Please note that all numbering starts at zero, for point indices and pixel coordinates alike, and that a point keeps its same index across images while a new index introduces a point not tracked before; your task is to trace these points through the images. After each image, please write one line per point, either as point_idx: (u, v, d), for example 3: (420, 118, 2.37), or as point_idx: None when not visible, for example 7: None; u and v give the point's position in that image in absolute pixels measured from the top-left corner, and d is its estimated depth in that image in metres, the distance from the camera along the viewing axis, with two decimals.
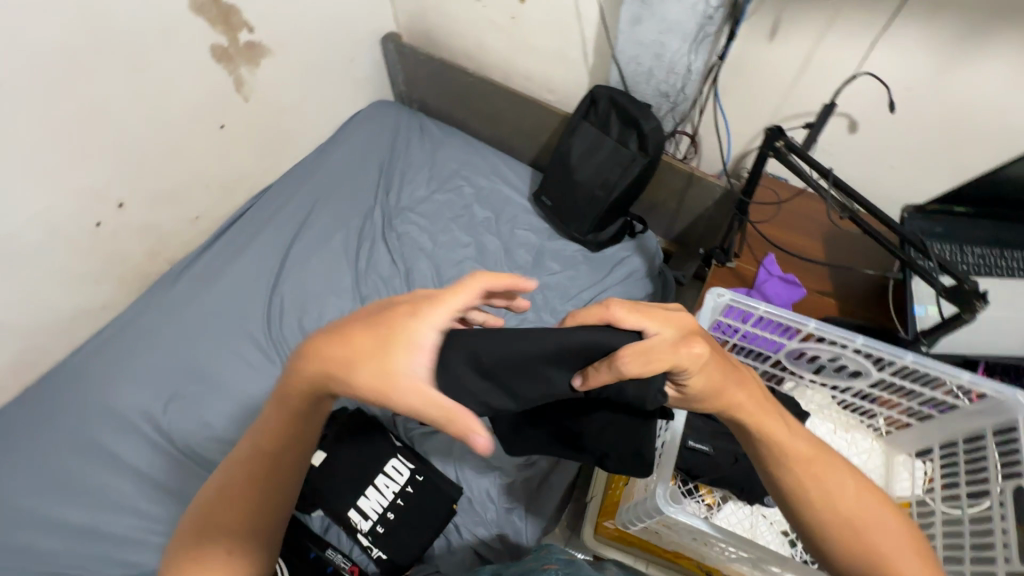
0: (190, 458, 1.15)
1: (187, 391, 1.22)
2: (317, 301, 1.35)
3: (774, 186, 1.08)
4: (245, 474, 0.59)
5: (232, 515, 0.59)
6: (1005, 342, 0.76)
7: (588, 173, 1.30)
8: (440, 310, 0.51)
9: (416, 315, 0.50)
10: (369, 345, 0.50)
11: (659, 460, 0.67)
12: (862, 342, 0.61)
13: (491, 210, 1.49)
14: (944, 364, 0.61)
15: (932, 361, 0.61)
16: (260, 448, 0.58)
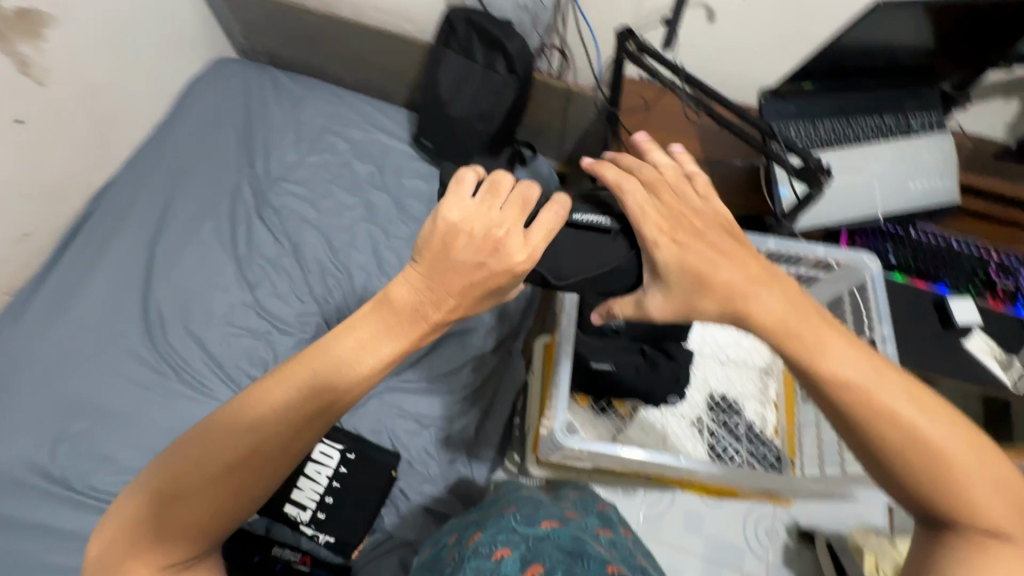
0: (95, 498, 1.04)
1: (74, 428, 1.09)
2: (200, 299, 1.22)
3: (641, 90, 1.07)
4: (244, 425, 0.48)
5: (229, 477, 0.48)
6: (858, 207, 0.83)
7: (462, 106, 1.22)
8: (476, 270, 0.51)
9: (469, 273, 0.52)
10: (453, 298, 0.51)
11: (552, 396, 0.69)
12: (727, 237, 0.67)
13: (373, 163, 1.38)
14: (801, 244, 0.67)
15: (790, 242, 0.67)
16: (280, 401, 0.49)
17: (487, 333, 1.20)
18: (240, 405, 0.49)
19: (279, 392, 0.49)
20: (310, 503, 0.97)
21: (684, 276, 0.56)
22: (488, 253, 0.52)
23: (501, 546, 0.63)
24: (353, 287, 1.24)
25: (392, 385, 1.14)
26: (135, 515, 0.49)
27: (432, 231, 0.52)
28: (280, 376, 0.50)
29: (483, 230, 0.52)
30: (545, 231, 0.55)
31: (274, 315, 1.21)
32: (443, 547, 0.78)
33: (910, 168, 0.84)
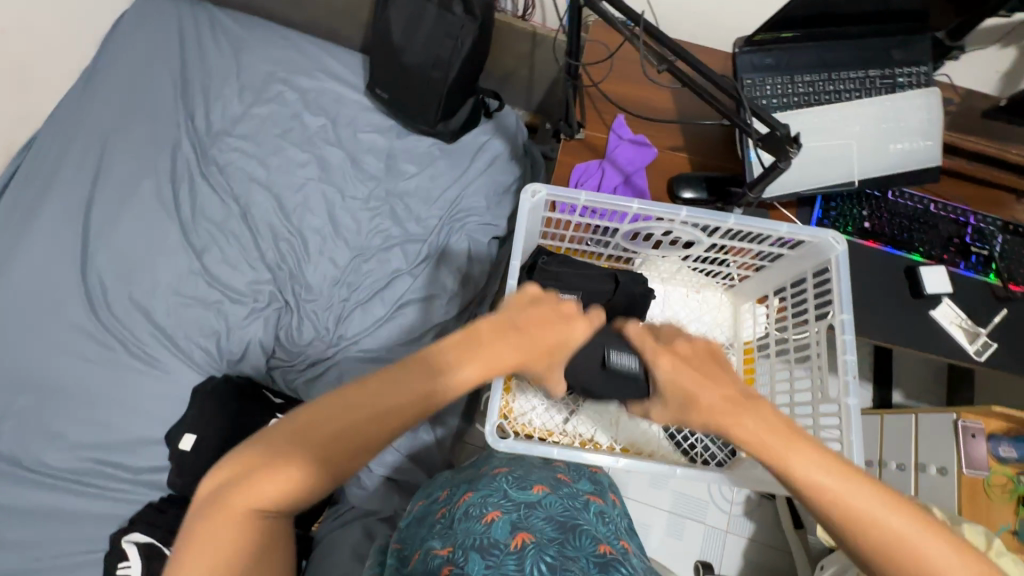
0: (46, 475, 1.01)
1: (17, 405, 1.05)
2: (143, 267, 1.15)
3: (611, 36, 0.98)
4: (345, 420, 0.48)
5: (347, 453, 0.47)
6: (833, 172, 0.78)
7: (416, 51, 1.10)
8: (558, 324, 0.60)
9: (548, 330, 0.59)
10: (530, 350, 0.57)
11: None
12: (686, 213, 0.66)
13: (325, 115, 1.27)
14: (763, 220, 0.66)
15: (750, 220, 0.67)
16: (397, 406, 0.49)
17: (449, 300, 1.15)
18: (361, 394, 0.49)
19: (397, 394, 0.49)
20: None
21: (678, 392, 0.59)
22: (564, 320, 0.61)
23: (492, 509, 0.64)
24: (307, 252, 1.17)
25: (352, 355, 1.10)
26: (212, 513, 0.44)
27: (523, 297, 0.61)
28: (396, 379, 0.50)
29: (555, 316, 0.61)
30: (592, 319, 0.65)
31: (225, 283, 1.15)
32: (432, 502, 0.75)
33: (892, 127, 0.78)
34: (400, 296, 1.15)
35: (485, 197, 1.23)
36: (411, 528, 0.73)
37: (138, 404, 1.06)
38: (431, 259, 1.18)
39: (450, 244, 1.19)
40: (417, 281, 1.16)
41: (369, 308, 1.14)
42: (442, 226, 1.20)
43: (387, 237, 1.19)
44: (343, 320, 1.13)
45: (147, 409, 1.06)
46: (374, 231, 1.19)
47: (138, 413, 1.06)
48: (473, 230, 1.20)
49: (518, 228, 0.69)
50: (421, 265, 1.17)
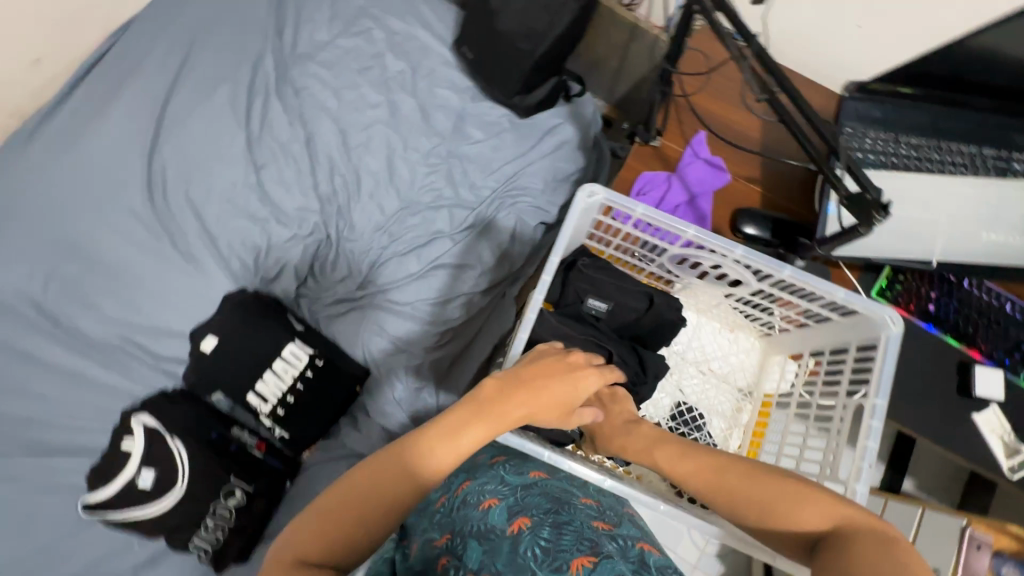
0: (78, 341, 1.08)
1: (65, 269, 1.11)
2: (203, 169, 1.18)
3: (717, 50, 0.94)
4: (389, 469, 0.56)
5: (385, 497, 0.54)
6: (909, 242, 0.71)
7: (511, 18, 1.08)
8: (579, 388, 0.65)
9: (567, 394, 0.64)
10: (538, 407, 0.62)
11: None
12: (742, 253, 0.65)
13: (407, 61, 1.26)
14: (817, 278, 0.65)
15: (805, 274, 0.65)
16: (444, 461, 0.56)
17: (482, 273, 1.15)
18: (396, 452, 0.57)
19: (434, 455, 0.56)
20: (272, 399, 0.99)
21: (591, 418, 0.73)
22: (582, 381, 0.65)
23: (490, 497, 0.69)
24: (358, 192, 1.18)
25: (376, 302, 1.11)
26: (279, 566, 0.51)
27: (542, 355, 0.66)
28: (429, 434, 0.57)
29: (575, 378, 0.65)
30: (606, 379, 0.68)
31: (275, 203, 1.17)
32: None
33: (988, 214, 0.72)
34: (436, 257, 1.15)
35: (542, 181, 1.21)
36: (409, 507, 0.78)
37: (172, 297, 1.11)
38: (475, 229, 1.17)
39: (497, 218, 1.18)
40: (456, 246, 1.16)
41: (403, 262, 1.14)
42: (494, 199, 1.19)
43: (437, 196, 1.19)
44: (376, 267, 1.14)
45: (179, 304, 1.11)
46: (427, 188, 1.19)
47: (169, 305, 1.10)
48: (523, 210, 1.19)
49: (567, 223, 0.69)
50: (464, 231, 1.17)
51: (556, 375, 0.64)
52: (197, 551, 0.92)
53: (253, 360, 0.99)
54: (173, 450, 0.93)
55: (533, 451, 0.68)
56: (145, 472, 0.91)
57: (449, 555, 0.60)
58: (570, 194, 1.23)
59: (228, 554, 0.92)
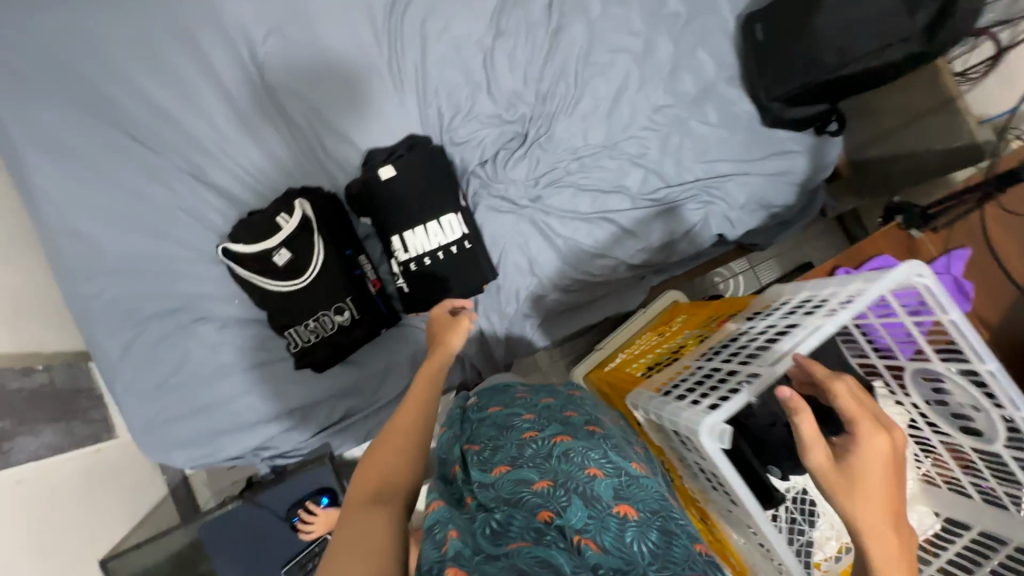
0: (266, 102, 1.10)
1: (284, 30, 1.10)
2: (448, 6, 1.13)
3: None
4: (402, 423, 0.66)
5: (385, 469, 0.60)
6: None
7: (834, 21, 0.94)
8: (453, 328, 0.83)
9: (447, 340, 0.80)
10: (442, 353, 0.79)
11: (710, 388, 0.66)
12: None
13: (688, 6, 1.16)
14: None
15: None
16: (425, 388, 0.71)
17: (641, 250, 1.11)
18: (396, 427, 0.66)
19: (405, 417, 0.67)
20: (411, 253, 0.99)
21: (852, 446, 0.51)
22: (459, 332, 0.82)
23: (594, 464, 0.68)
24: (573, 109, 1.13)
25: (535, 220, 1.10)
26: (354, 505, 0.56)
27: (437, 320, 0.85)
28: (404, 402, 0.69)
29: (454, 328, 0.83)
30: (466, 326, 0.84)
31: (494, 75, 1.13)
32: (512, 413, 0.83)
33: None
34: (609, 210, 1.11)
35: (745, 197, 1.13)
36: (500, 431, 0.79)
37: (364, 111, 1.11)
38: (658, 207, 1.12)
39: (684, 207, 1.12)
40: (633, 212, 1.11)
41: (578, 197, 1.11)
42: (691, 188, 1.12)
43: (642, 154, 1.13)
44: (552, 188, 1.11)
45: (367, 120, 1.11)
46: (637, 141, 1.13)
47: (359, 117, 1.11)
48: (712, 214, 1.13)
49: (867, 293, 0.56)
50: (647, 202, 1.12)
51: (455, 352, 0.81)
52: (289, 338, 0.97)
53: (413, 208, 0.99)
54: (313, 245, 0.95)
55: (737, 487, 0.61)
56: (283, 251, 0.94)
57: (553, 510, 0.61)
58: (761, 222, 1.16)
59: (312, 357, 0.97)
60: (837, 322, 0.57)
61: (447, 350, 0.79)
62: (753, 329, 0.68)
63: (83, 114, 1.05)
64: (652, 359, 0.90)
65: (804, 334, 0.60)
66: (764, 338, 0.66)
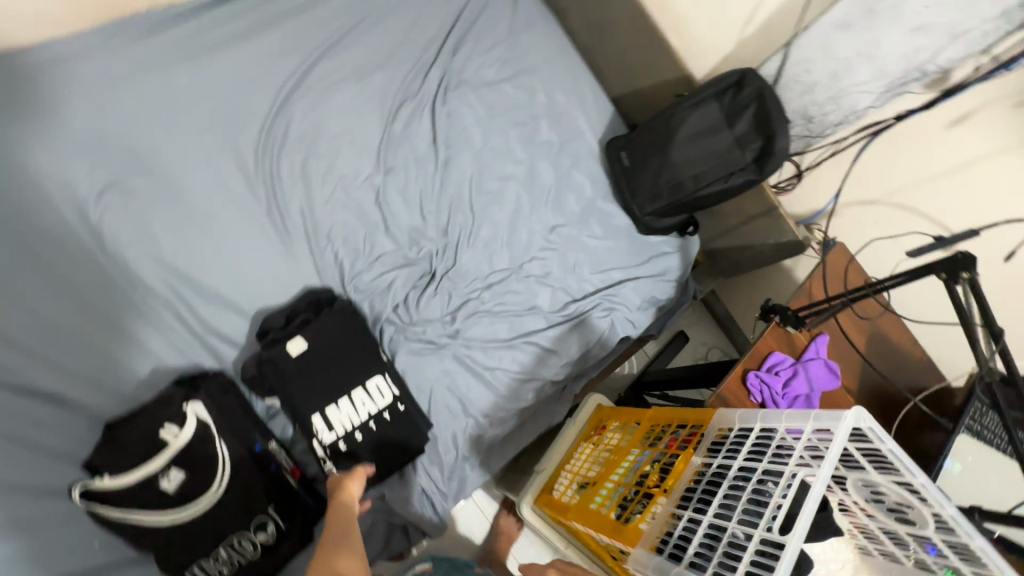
0: (110, 272, 0.89)
1: (130, 186, 0.92)
2: (329, 147, 1.07)
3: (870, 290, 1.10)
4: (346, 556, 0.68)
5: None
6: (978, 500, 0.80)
7: (687, 154, 1.14)
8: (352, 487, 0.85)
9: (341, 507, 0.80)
10: (337, 508, 0.80)
11: (731, 554, 0.61)
12: (953, 514, 0.60)
13: (557, 135, 1.28)
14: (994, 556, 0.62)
15: (990, 550, 0.62)
16: (336, 524, 0.75)
17: (564, 365, 1.15)
18: (325, 548, 0.69)
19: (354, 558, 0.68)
20: (340, 429, 0.91)
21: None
22: (350, 484, 0.84)
23: None
24: (474, 237, 1.14)
25: (459, 355, 1.06)
26: None
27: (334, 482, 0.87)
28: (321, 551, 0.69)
29: (348, 484, 0.85)
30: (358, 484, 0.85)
31: (390, 213, 1.09)
32: None
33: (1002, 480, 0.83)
34: (528, 332, 1.13)
35: (639, 298, 1.25)
36: None
37: (246, 268, 0.97)
38: (570, 320, 1.17)
39: (592, 316, 1.19)
40: (549, 329, 1.15)
41: (496, 324, 1.11)
42: (594, 298, 1.20)
43: (546, 272, 1.18)
44: (470, 319, 1.09)
45: (251, 278, 0.97)
46: (539, 261, 1.18)
47: (240, 275, 0.97)
48: (616, 319, 1.21)
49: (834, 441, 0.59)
50: (560, 318, 1.17)
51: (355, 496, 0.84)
52: None
53: (336, 378, 0.92)
54: (214, 454, 0.79)
55: None
56: (174, 472, 0.76)
57: None
58: (654, 317, 1.28)
59: None
60: (823, 470, 0.58)
61: (346, 503, 0.80)
62: (737, 472, 0.68)
63: None
64: (616, 492, 0.89)
65: (791, 488, 0.60)
66: (757, 487, 0.64)
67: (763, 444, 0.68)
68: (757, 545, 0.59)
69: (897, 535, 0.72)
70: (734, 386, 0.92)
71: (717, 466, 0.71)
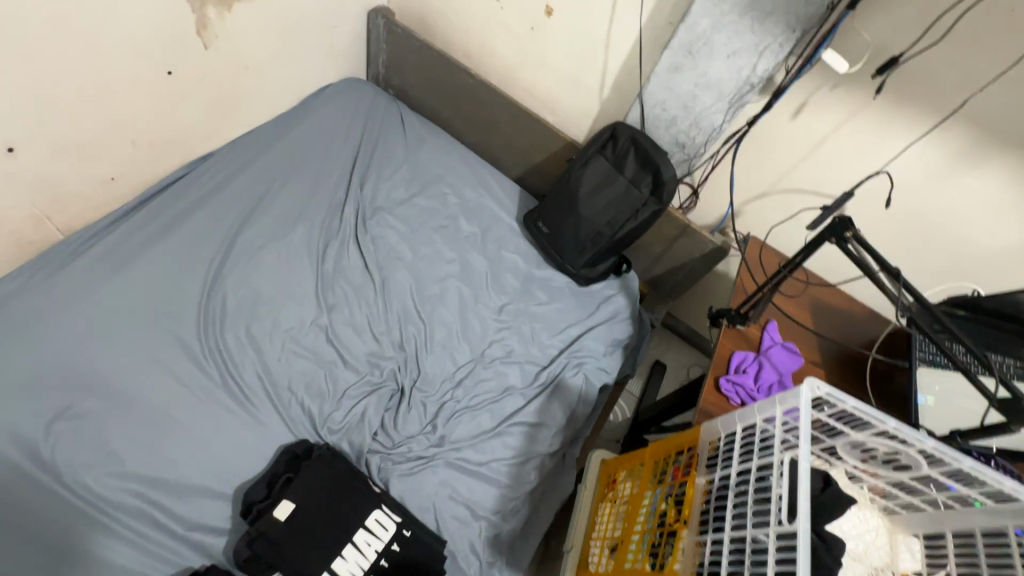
0: (73, 501, 0.86)
1: (79, 407, 0.92)
2: (269, 305, 1.12)
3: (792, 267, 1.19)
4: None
5: None
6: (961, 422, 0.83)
7: (594, 207, 1.25)
8: None
9: None
10: None
11: (756, 559, 0.61)
12: (936, 446, 0.63)
13: (477, 225, 1.37)
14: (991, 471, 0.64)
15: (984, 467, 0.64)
16: None
17: (555, 433, 1.15)
18: None
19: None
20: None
21: None
22: None
23: None
24: (431, 341, 1.18)
25: (451, 461, 1.05)
26: None
27: None
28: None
29: None
30: None
31: (345, 347, 1.12)
32: None
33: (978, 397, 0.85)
34: (510, 414, 1.14)
35: (602, 345, 1.29)
36: None
37: (214, 448, 0.95)
38: (546, 388, 1.19)
39: (565, 377, 1.21)
40: (529, 404, 1.16)
41: (477, 417, 1.11)
42: (561, 359, 1.24)
43: (508, 351, 1.22)
44: (451, 421, 1.09)
45: (222, 456, 0.95)
46: (498, 342, 1.22)
47: (211, 457, 0.94)
48: (588, 372, 1.24)
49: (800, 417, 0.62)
50: (536, 389, 1.19)
51: None
52: None
53: (333, 526, 0.89)
54: None
55: None
56: None
57: None
58: (623, 358, 1.32)
59: None
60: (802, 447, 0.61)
61: None
62: (737, 476, 0.69)
63: None
64: (644, 541, 0.87)
65: (780, 474, 0.62)
66: (757, 482, 0.65)
67: (749, 441, 0.70)
68: (776, 542, 0.59)
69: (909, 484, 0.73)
70: (711, 397, 0.95)
71: (719, 479, 0.73)
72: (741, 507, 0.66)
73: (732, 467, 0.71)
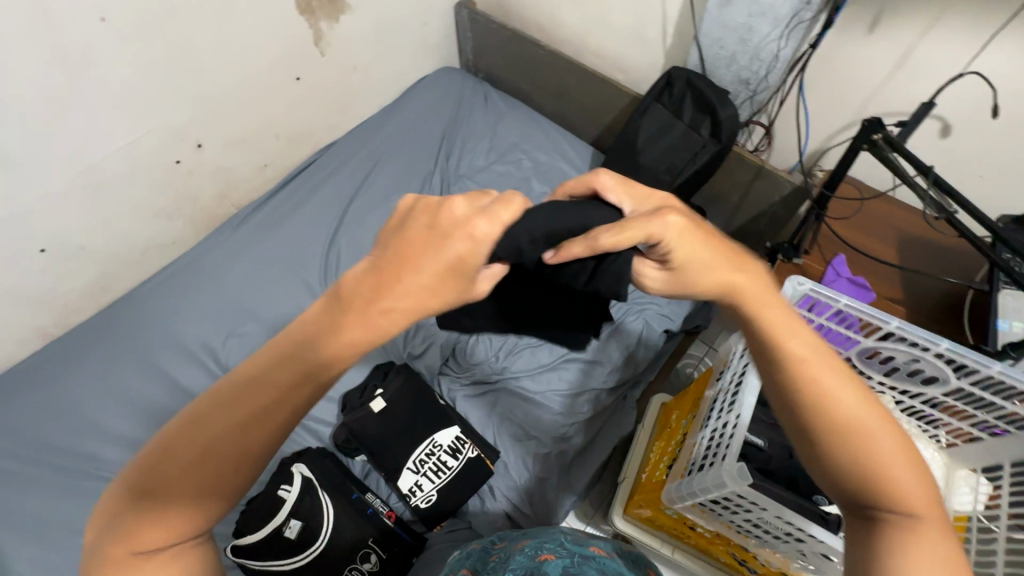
0: None
1: (244, 329, 1.27)
2: None
3: (860, 187, 1.08)
4: (223, 426, 0.44)
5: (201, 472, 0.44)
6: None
7: (653, 155, 1.27)
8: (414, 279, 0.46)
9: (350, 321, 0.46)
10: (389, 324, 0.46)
11: (718, 445, 0.68)
12: (946, 346, 0.65)
13: (549, 185, 1.48)
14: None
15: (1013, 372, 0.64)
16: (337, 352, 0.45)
17: (610, 371, 1.21)
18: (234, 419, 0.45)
19: (849, 410, 0.50)
20: (417, 470, 1.04)
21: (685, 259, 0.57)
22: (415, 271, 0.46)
23: (546, 552, 0.57)
24: None
25: (511, 388, 1.18)
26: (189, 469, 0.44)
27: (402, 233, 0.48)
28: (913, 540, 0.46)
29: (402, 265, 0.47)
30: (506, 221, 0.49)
31: None
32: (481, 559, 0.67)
33: None
34: (568, 352, 1.22)
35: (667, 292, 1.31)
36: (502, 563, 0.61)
37: None
38: (606, 330, 1.25)
39: (625, 322, 1.26)
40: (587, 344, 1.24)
41: (537, 353, 1.22)
42: (622, 305, 1.29)
43: None
44: (512, 355, 1.21)
45: None
46: None
47: None
48: (650, 317, 1.27)
49: None
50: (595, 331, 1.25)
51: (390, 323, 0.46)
52: None
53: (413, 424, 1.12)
54: (322, 504, 0.96)
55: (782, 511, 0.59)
56: (294, 522, 0.94)
57: (553, 552, 0.57)
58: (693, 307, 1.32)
59: None
60: None
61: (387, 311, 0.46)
62: (729, 380, 0.75)
63: (67, 483, 1.09)
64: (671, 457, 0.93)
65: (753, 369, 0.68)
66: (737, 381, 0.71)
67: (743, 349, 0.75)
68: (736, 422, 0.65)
69: (947, 403, 0.73)
70: None
71: (723, 383, 0.77)
72: (723, 406, 0.73)
73: (728, 373, 0.76)
